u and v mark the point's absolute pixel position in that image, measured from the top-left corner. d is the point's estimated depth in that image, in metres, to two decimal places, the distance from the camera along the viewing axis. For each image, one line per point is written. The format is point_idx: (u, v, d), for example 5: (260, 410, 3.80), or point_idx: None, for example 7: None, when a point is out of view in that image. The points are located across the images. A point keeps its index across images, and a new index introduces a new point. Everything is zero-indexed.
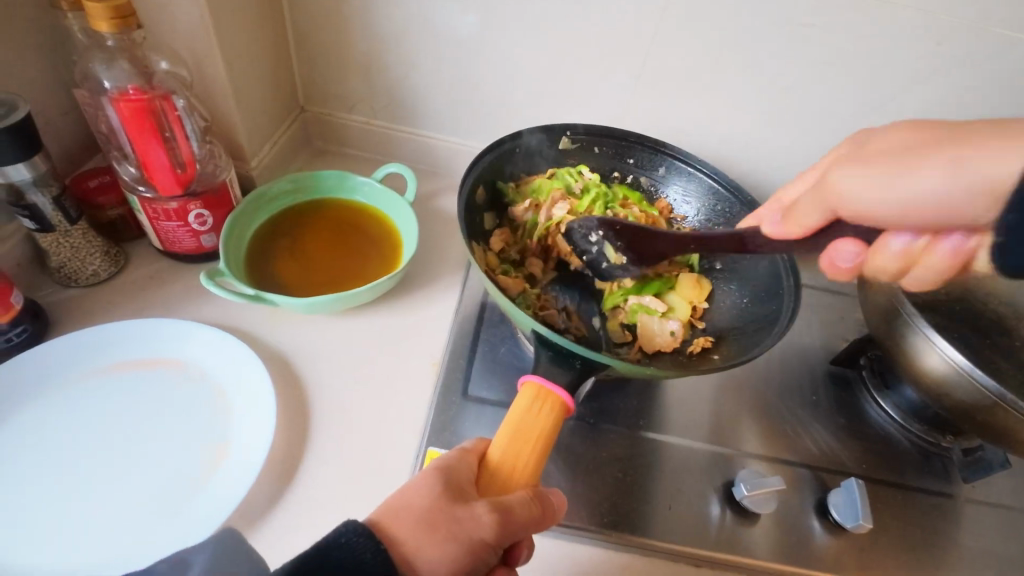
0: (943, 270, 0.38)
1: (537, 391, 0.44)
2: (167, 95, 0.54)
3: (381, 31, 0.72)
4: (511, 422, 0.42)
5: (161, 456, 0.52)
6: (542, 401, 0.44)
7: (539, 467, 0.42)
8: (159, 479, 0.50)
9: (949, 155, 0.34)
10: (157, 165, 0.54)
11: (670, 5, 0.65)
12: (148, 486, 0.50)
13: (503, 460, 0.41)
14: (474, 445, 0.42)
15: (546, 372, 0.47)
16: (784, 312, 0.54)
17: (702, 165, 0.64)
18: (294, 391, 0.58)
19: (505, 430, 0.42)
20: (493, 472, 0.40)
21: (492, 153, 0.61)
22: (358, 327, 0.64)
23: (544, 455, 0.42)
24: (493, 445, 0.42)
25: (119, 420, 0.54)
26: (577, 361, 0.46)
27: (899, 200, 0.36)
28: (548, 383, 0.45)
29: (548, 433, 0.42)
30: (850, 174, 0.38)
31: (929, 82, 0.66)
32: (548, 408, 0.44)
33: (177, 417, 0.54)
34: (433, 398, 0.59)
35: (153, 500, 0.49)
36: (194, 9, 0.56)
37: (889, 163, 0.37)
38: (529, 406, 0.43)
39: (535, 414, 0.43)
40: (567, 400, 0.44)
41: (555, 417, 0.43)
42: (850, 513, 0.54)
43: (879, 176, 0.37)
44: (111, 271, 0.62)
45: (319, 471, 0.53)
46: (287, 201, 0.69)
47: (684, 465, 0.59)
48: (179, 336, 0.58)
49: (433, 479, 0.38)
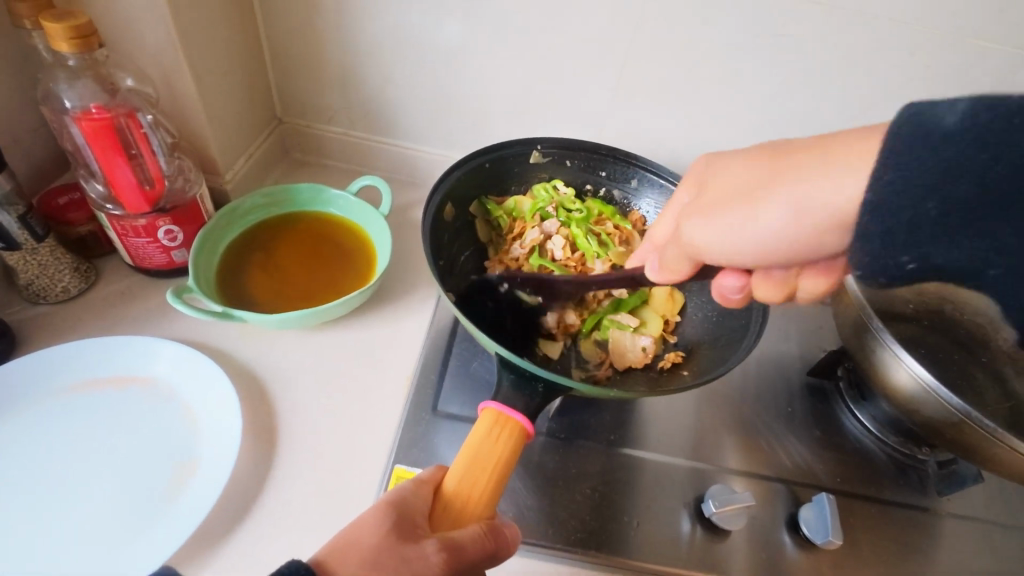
0: (819, 289, 0.44)
1: (496, 417, 0.44)
2: (132, 113, 0.54)
3: (357, 42, 0.72)
4: (469, 450, 0.42)
5: (129, 471, 0.52)
6: (501, 427, 0.43)
7: (497, 497, 0.42)
8: (129, 495, 0.50)
9: (783, 201, 0.37)
10: (124, 183, 0.54)
11: (644, 15, 0.65)
12: (118, 501, 0.50)
13: (458, 491, 0.41)
14: (429, 475, 0.42)
15: (507, 396, 0.46)
16: (753, 324, 0.53)
17: (674, 178, 0.63)
18: (263, 407, 0.58)
19: (462, 457, 0.42)
20: (449, 503, 0.40)
21: (462, 167, 0.60)
22: (330, 342, 0.64)
23: (502, 484, 0.42)
24: (449, 474, 0.42)
25: (90, 433, 0.53)
26: (540, 385, 0.46)
27: (756, 236, 0.39)
28: (508, 408, 0.44)
29: (506, 461, 0.42)
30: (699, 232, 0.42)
31: (906, 92, 0.67)
32: (507, 434, 0.43)
33: (147, 431, 0.54)
34: (403, 414, 0.58)
35: (123, 515, 0.49)
36: (160, 25, 0.55)
37: (727, 221, 0.40)
38: (487, 433, 0.43)
39: (493, 441, 0.43)
40: (525, 425, 0.44)
41: (513, 443, 0.43)
42: (821, 529, 0.53)
43: (727, 229, 0.40)
44: (82, 287, 0.62)
45: (286, 488, 0.53)
46: (260, 215, 0.69)
47: (657, 481, 0.58)
48: (147, 353, 0.58)
49: (384, 515, 0.38)
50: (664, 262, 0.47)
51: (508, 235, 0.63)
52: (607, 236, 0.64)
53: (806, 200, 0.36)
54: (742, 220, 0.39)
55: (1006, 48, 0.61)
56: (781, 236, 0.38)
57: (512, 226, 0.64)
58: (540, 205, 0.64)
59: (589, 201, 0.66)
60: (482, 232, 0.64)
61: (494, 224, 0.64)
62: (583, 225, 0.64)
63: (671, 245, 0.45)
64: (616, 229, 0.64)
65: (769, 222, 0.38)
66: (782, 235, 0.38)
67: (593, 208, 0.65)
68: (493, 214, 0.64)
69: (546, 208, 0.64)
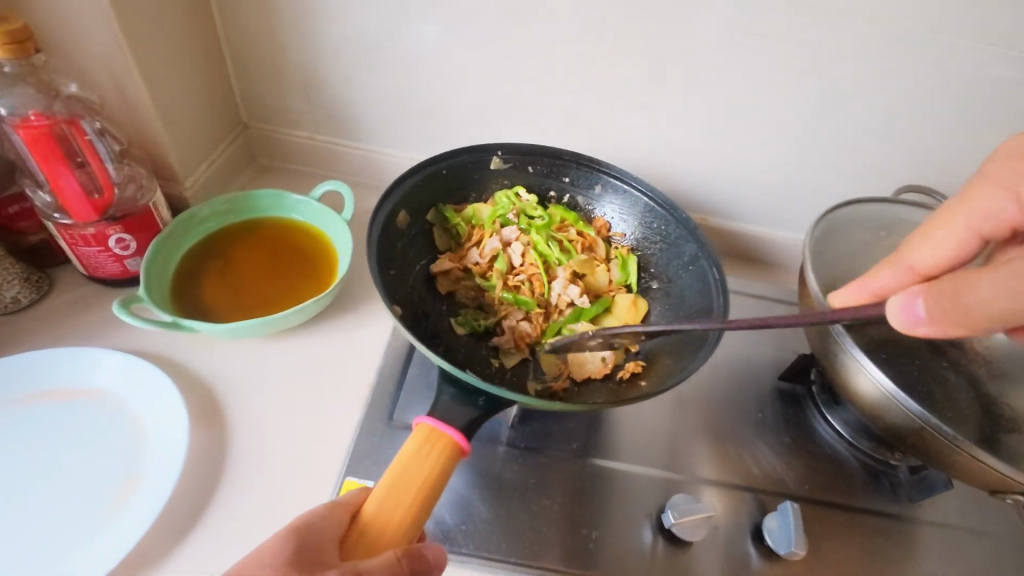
0: None
1: (428, 433, 0.44)
2: (74, 120, 0.54)
3: (321, 46, 0.71)
4: (397, 468, 0.42)
5: (72, 485, 0.50)
6: (433, 443, 0.43)
7: (420, 521, 0.41)
8: (68, 512, 0.49)
9: None
10: (68, 192, 0.53)
11: (607, 14, 0.64)
12: (57, 518, 0.48)
13: (379, 513, 0.40)
14: (349, 499, 0.41)
15: (446, 410, 0.46)
16: (711, 332, 0.53)
17: (636, 183, 0.63)
18: (213, 418, 0.56)
19: (388, 476, 0.41)
20: (367, 528, 0.39)
21: (415, 175, 0.60)
22: (287, 351, 0.62)
23: (428, 504, 0.41)
24: (371, 497, 0.41)
25: (35, 446, 0.52)
26: (482, 399, 0.47)
27: None
28: (442, 424, 0.44)
29: (434, 480, 0.42)
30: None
31: (877, 89, 0.66)
32: (439, 450, 0.43)
33: (87, 446, 0.53)
34: (358, 425, 0.57)
35: (61, 532, 0.48)
36: (106, 30, 0.54)
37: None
38: (417, 450, 0.43)
39: (423, 458, 0.42)
40: (457, 442, 0.44)
41: (444, 460, 0.43)
42: (783, 539, 0.52)
43: None
44: (32, 297, 0.61)
45: (234, 503, 0.51)
46: (218, 222, 0.68)
47: (618, 490, 0.57)
48: (95, 364, 0.57)
49: (287, 542, 0.36)
50: (951, 303, 0.40)
51: (466, 243, 0.63)
52: (568, 244, 0.63)
53: None
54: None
55: (974, 44, 0.60)
56: None
57: (473, 232, 0.63)
58: (500, 212, 0.63)
59: (552, 208, 0.65)
60: (441, 238, 0.63)
61: (453, 231, 0.63)
62: (544, 233, 0.63)
63: (983, 283, 0.40)
64: (578, 236, 0.64)
65: None
66: None
67: (556, 215, 0.65)
68: (453, 221, 0.63)
69: (505, 216, 0.63)
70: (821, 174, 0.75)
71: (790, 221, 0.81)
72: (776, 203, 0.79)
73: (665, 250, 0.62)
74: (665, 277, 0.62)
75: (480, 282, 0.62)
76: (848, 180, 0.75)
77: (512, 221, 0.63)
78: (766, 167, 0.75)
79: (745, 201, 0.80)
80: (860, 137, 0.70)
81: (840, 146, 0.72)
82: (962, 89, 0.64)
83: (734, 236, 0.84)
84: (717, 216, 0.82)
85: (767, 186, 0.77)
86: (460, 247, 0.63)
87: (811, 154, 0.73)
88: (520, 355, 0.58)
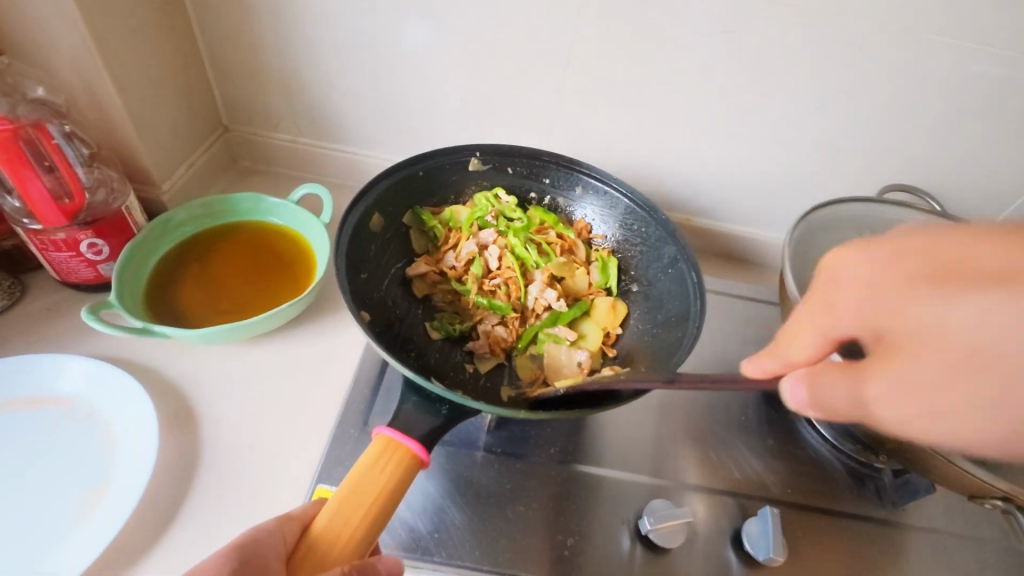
0: None
1: (386, 444, 0.44)
2: (40, 124, 0.53)
3: (298, 48, 0.71)
4: (352, 479, 0.42)
5: (47, 496, 0.50)
6: (390, 453, 0.44)
7: (372, 532, 0.41)
8: (33, 521, 0.48)
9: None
10: (36, 197, 0.52)
11: (585, 15, 0.63)
12: (21, 528, 0.48)
13: (330, 526, 0.40)
14: (301, 512, 0.41)
15: (405, 420, 0.47)
16: (687, 337, 0.52)
17: (616, 184, 0.62)
18: (186, 425, 0.56)
19: (343, 488, 0.41)
20: (317, 542, 0.39)
21: (390, 178, 0.59)
22: (263, 356, 0.62)
23: (382, 517, 0.41)
24: (323, 511, 0.41)
25: (17, 455, 0.52)
26: (445, 408, 0.48)
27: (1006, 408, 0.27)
28: (401, 435, 0.45)
29: (389, 492, 0.42)
30: (919, 342, 0.29)
31: (860, 88, 0.65)
32: (396, 461, 0.43)
33: (71, 453, 0.52)
34: (332, 431, 0.56)
35: (23, 543, 0.47)
36: (74, 33, 0.54)
37: (964, 313, 0.28)
38: (374, 461, 0.43)
39: (379, 469, 0.43)
40: (415, 453, 0.44)
41: (400, 472, 0.43)
42: (762, 545, 0.51)
43: (935, 394, 0.28)
44: (5, 302, 0.60)
45: (205, 511, 0.51)
46: (196, 226, 0.67)
47: (597, 497, 0.56)
48: (66, 370, 0.56)
49: (229, 558, 0.36)
50: (900, 386, 0.30)
51: (443, 246, 0.62)
52: (547, 246, 0.63)
53: None
54: (966, 311, 0.28)
55: (956, 41, 0.59)
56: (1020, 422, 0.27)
57: (451, 235, 0.63)
58: (479, 214, 0.63)
59: (532, 210, 0.65)
60: (418, 241, 0.62)
61: (430, 234, 0.63)
62: (523, 235, 0.63)
63: (909, 370, 0.30)
64: (558, 239, 0.63)
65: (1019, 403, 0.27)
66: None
67: (536, 217, 0.64)
68: (431, 224, 0.62)
69: (484, 217, 0.63)
70: (805, 174, 0.74)
71: (776, 221, 0.81)
72: (760, 203, 0.78)
73: (645, 252, 0.62)
74: (645, 279, 0.61)
75: (456, 286, 0.62)
76: (832, 179, 0.74)
77: (491, 223, 0.63)
78: (750, 167, 0.75)
79: (730, 201, 0.79)
80: (844, 137, 0.70)
81: (824, 146, 0.71)
82: (944, 86, 0.63)
83: (720, 236, 0.83)
84: (702, 216, 0.81)
85: (752, 186, 0.77)
86: (438, 250, 0.63)
87: (795, 154, 0.72)
88: (494, 360, 0.58)
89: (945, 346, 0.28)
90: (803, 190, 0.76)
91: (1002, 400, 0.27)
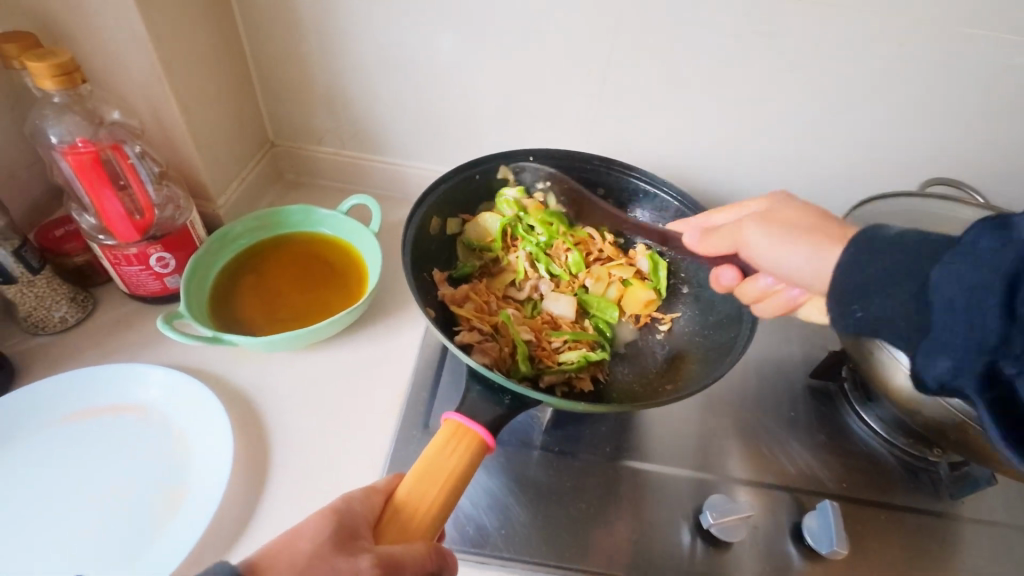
0: None
1: (455, 429, 0.45)
2: (118, 145, 0.56)
3: (344, 64, 0.73)
4: (423, 460, 0.43)
5: (55, 497, 0.52)
6: (459, 438, 0.45)
7: (444, 513, 0.42)
8: (107, 521, 0.51)
9: (796, 244, 0.43)
10: (113, 215, 0.55)
11: (624, 22, 0.65)
12: (72, 521, 0.50)
13: (409, 499, 0.41)
14: (384, 485, 0.42)
15: (471, 407, 0.48)
16: (741, 337, 0.56)
17: (666, 187, 0.66)
18: (255, 431, 0.58)
19: (416, 467, 0.43)
20: (398, 513, 0.41)
21: (448, 182, 0.64)
22: (322, 362, 0.64)
23: (454, 497, 0.43)
24: (403, 484, 0.42)
25: (40, 456, 0.54)
26: (507, 398, 0.49)
27: (789, 263, 0.44)
28: (468, 420, 0.46)
29: (459, 474, 0.43)
30: (791, 245, 0.44)
31: (900, 82, 0.65)
32: (463, 446, 0.45)
33: (80, 455, 0.54)
34: (393, 433, 0.58)
35: (82, 534, 0.50)
36: (145, 58, 0.57)
37: (822, 238, 0.43)
38: (443, 445, 0.44)
39: (448, 453, 0.44)
40: (483, 439, 0.45)
41: (468, 456, 0.44)
42: (825, 539, 0.52)
43: (789, 245, 0.44)
44: (79, 316, 0.63)
45: (276, 511, 0.52)
46: (251, 238, 0.70)
47: (656, 494, 0.57)
48: (141, 380, 0.59)
49: (326, 523, 0.38)
50: (711, 232, 0.49)
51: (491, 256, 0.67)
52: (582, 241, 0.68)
53: (814, 244, 0.43)
54: (800, 245, 0.43)
55: (998, 34, 0.60)
56: (799, 269, 0.44)
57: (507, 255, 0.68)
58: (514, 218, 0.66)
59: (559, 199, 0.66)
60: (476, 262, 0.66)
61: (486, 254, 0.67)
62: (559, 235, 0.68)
63: (732, 228, 0.47)
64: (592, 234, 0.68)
65: (805, 256, 0.43)
66: (805, 268, 0.43)
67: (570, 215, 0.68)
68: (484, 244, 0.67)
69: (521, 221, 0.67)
70: (843, 170, 0.74)
71: None
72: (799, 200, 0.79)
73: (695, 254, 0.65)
74: (694, 281, 0.65)
75: (523, 311, 0.65)
76: (873, 175, 0.74)
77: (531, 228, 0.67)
78: (787, 167, 0.75)
79: None
80: (884, 132, 0.70)
81: (862, 143, 0.71)
82: (989, 78, 0.63)
83: None
84: None
85: (789, 183, 0.77)
86: (496, 273, 0.68)
87: (834, 152, 0.73)
88: (562, 370, 0.58)
89: (775, 239, 0.44)
90: (842, 185, 0.76)
91: (813, 248, 0.43)
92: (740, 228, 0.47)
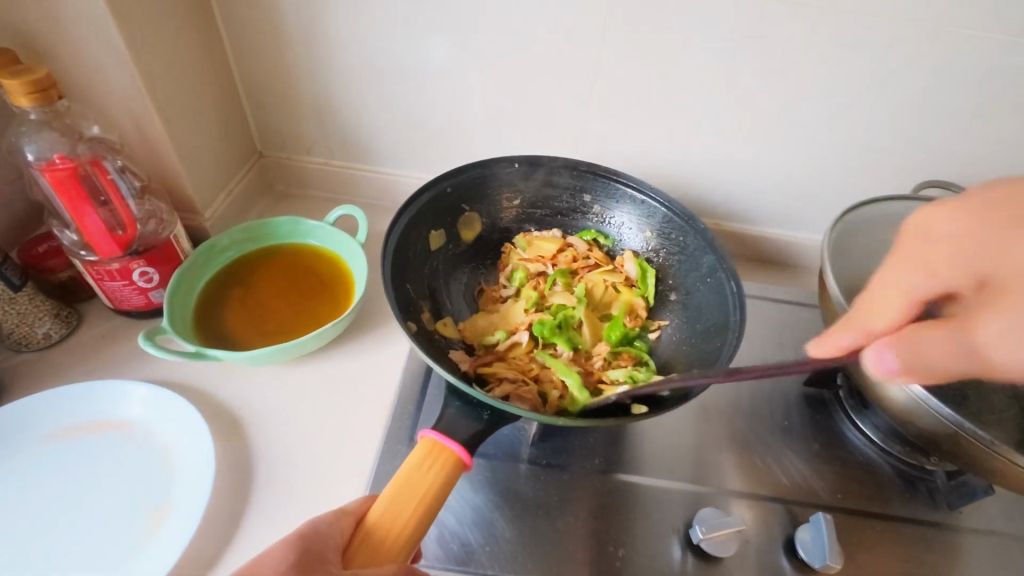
0: None
1: (431, 446, 0.45)
2: (96, 160, 0.56)
3: (330, 74, 0.73)
4: (398, 479, 0.43)
5: (42, 521, 0.51)
6: (435, 456, 0.44)
7: (420, 533, 0.41)
8: (87, 543, 0.50)
9: None
10: (93, 231, 0.55)
11: (609, 28, 0.64)
12: (59, 545, 0.49)
13: (382, 519, 0.41)
14: (355, 506, 0.42)
15: (450, 423, 0.47)
16: (727, 347, 0.55)
17: (654, 194, 0.65)
18: (239, 447, 0.57)
19: (390, 486, 0.42)
20: (370, 534, 0.40)
21: (431, 190, 0.63)
22: (308, 375, 0.63)
23: (429, 515, 0.42)
24: (376, 505, 0.42)
25: (32, 479, 0.53)
26: (487, 412, 0.48)
27: None
28: (444, 437, 0.45)
29: (434, 492, 0.42)
30: None
31: (891, 83, 0.64)
32: (440, 464, 0.44)
33: (64, 478, 0.53)
34: (379, 447, 0.57)
35: (70, 560, 0.49)
36: (125, 72, 0.57)
37: None
38: (418, 463, 0.43)
39: (425, 471, 0.43)
40: (459, 455, 0.45)
41: (444, 473, 0.44)
42: (818, 553, 0.51)
43: None
44: (63, 332, 0.63)
45: (259, 530, 0.52)
46: (236, 251, 0.69)
47: (646, 506, 0.56)
48: (125, 396, 0.58)
49: (297, 545, 0.37)
50: (910, 356, 0.34)
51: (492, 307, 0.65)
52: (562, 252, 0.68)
53: None
54: None
55: (988, 34, 0.59)
56: None
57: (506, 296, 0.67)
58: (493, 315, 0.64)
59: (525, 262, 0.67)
60: (483, 319, 0.64)
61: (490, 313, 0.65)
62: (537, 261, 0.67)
63: (923, 344, 0.34)
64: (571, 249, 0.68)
65: None
66: None
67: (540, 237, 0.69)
68: (487, 330, 0.63)
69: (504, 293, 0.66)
70: (835, 173, 0.74)
71: (808, 221, 0.80)
72: (791, 204, 0.78)
73: (684, 261, 0.65)
74: (684, 288, 0.64)
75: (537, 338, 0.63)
76: (866, 177, 0.73)
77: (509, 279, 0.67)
78: (779, 171, 0.75)
79: (760, 205, 0.79)
80: (876, 135, 0.69)
81: (854, 145, 0.70)
82: (982, 78, 0.62)
83: (751, 239, 0.83)
84: (732, 221, 0.81)
85: (781, 186, 0.76)
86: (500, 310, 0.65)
87: (825, 154, 0.72)
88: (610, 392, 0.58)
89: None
90: (834, 188, 0.75)
91: None
92: (960, 333, 0.33)
